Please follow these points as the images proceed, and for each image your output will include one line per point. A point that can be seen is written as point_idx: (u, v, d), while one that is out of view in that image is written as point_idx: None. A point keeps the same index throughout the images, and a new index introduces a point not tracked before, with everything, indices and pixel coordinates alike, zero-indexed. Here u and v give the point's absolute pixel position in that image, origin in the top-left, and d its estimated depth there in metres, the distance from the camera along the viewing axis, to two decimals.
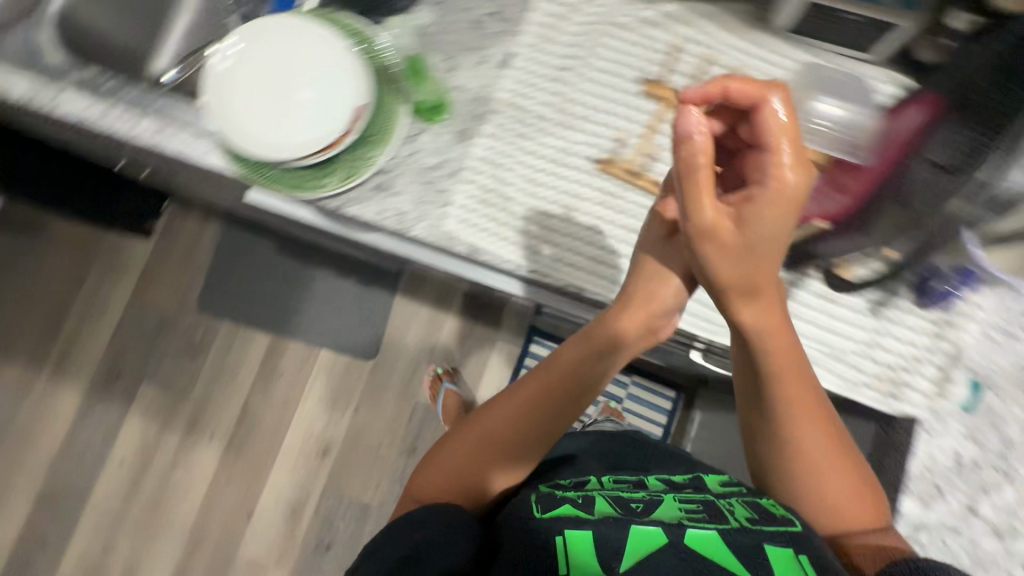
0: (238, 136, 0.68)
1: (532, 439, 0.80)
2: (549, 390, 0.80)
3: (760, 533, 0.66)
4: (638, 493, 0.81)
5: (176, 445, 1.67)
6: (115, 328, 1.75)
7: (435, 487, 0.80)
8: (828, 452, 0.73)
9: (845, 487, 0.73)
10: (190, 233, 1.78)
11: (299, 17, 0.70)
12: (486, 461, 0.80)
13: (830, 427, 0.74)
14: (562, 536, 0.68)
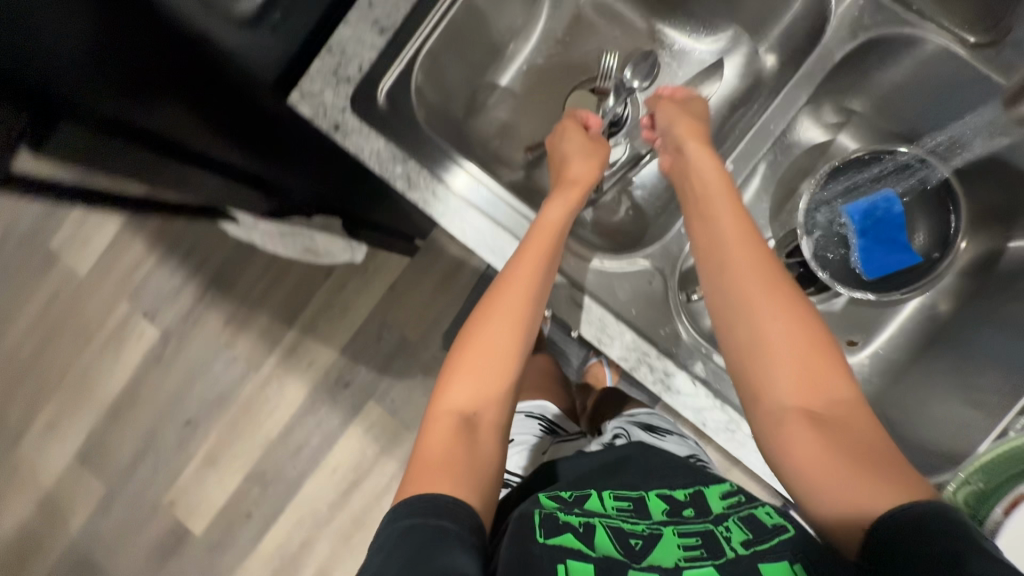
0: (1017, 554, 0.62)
1: (521, 304, 0.70)
2: (536, 235, 0.71)
3: (753, 556, 0.56)
4: (636, 525, 0.61)
5: (392, 474, 1.63)
6: (352, 334, 1.66)
7: (441, 428, 0.65)
8: (804, 335, 0.62)
9: (814, 379, 0.61)
10: (450, 261, 1.62)
11: None
12: (479, 338, 0.70)
13: (786, 294, 0.65)
14: (565, 566, 0.54)
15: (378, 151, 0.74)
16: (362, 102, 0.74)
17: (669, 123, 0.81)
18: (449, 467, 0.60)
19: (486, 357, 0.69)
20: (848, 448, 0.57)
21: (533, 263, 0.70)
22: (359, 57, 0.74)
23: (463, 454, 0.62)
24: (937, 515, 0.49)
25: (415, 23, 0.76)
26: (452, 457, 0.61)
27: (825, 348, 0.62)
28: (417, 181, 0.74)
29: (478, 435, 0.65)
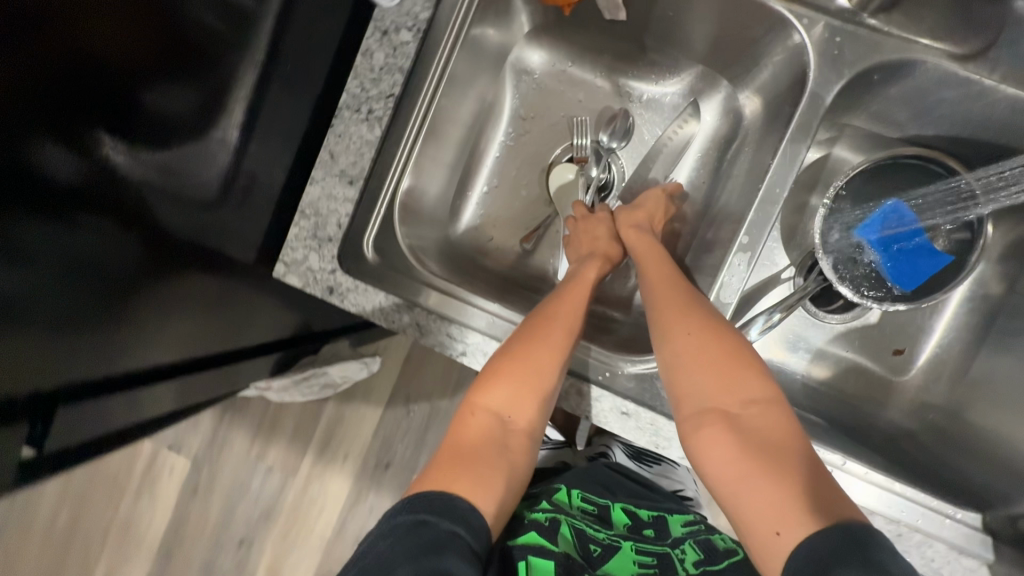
0: None
1: (548, 359, 0.54)
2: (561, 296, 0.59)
3: (701, 572, 0.54)
4: (597, 533, 0.60)
5: None
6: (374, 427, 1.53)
7: (473, 432, 0.54)
8: (717, 344, 0.51)
9: (756, 430, 0.48)
10: None
11: None
12: (515, 370, 0.54)
13: (764, 388, 0.50)
14: (526, 561, 0.51)
15: (380, 306, 0.59)
16: (355, 263, 0.60)
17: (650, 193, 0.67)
18: (468, 472, 0.50)
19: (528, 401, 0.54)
20: (784, 482, 0.44)
21: (568, 311, 0.57)
22: (337, 213, 0.59)
23: (489, 454, 0.52)
24: (842, 535, 0.39)
25: (385, 164, 0.59)
26: (478, 471, 0.51)
27: (749, 362, 0.51)
28: (430, 327, 0.59)
29: (510, 440, 0.54)
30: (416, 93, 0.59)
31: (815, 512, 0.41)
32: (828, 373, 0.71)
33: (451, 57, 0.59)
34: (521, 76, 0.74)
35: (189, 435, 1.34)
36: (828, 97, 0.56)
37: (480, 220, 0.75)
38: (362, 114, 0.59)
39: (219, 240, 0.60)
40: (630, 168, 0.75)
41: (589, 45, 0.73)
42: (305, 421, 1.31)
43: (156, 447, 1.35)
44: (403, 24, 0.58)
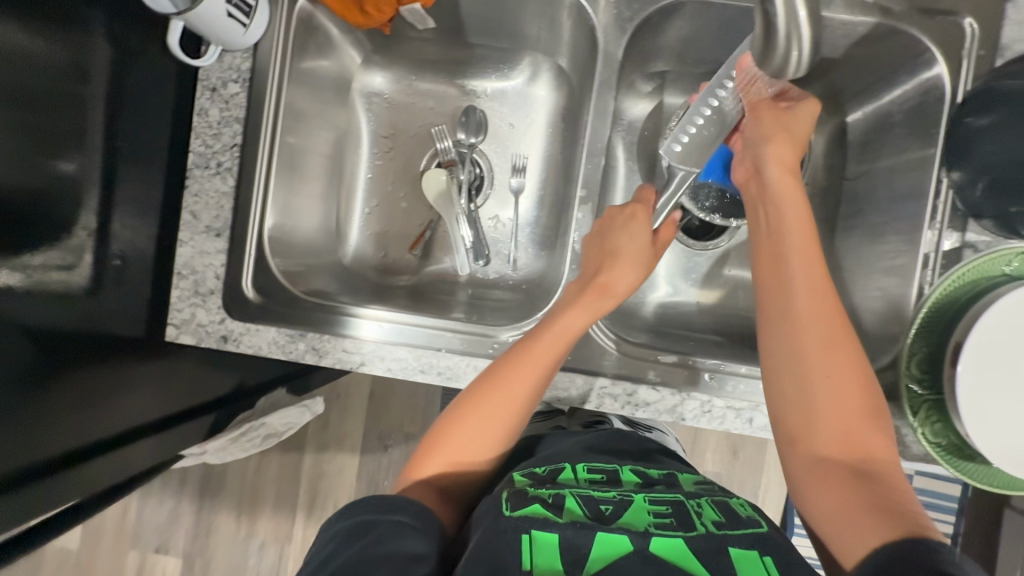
0: (982, 415, 0.49)
1: (526, 390, 0.56)
2: (544, 339, 0.57)
3: (723, 536, 0.47)
4: (607, 492, 0.53)
5: None
6: None
7: (447, 455, 0.57)
8: (829, 330, 0.53)
9: (852, 433, 0.51)
10: None
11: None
12: (504, 402, 0.56)
13: (879, 423, 0.51)
14: (529, 536, 0.46)
15: (275, 340, 0.62)
16: (240, 309, 0.63)
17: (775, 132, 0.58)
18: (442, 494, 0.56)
19: (504, 425, 0.57)
20: (866, 491, 0.48)
21: (555, 336, 0.57)
22: (211, 266, 0.63)
23: (466, 455, 0.56)
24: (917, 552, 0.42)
25: (245, 209, 0.64)
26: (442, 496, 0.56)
27: (855, 365, 0.53)
28: (325, 348, 0.62)
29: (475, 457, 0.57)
30: (255, 139, 0.64)
31: (892, 526, 0.45)
32: (719, 291, 0.77)
33: (280, 100, 0.65)
34: (371, 98, 0.79)
35: (173, 532, 1.29)
36: (619, 51, 0.62)
37: (370, 239, 0.79)
38: (212, 169, 0.64)
39: (107, 322, 0.59)
40: (495, 157, 0.79)
41: (424, 56, 0.78)
42: (285, 485, 1.27)
43: (144, 553, 1.30)
44: (228, 79, 0.64)
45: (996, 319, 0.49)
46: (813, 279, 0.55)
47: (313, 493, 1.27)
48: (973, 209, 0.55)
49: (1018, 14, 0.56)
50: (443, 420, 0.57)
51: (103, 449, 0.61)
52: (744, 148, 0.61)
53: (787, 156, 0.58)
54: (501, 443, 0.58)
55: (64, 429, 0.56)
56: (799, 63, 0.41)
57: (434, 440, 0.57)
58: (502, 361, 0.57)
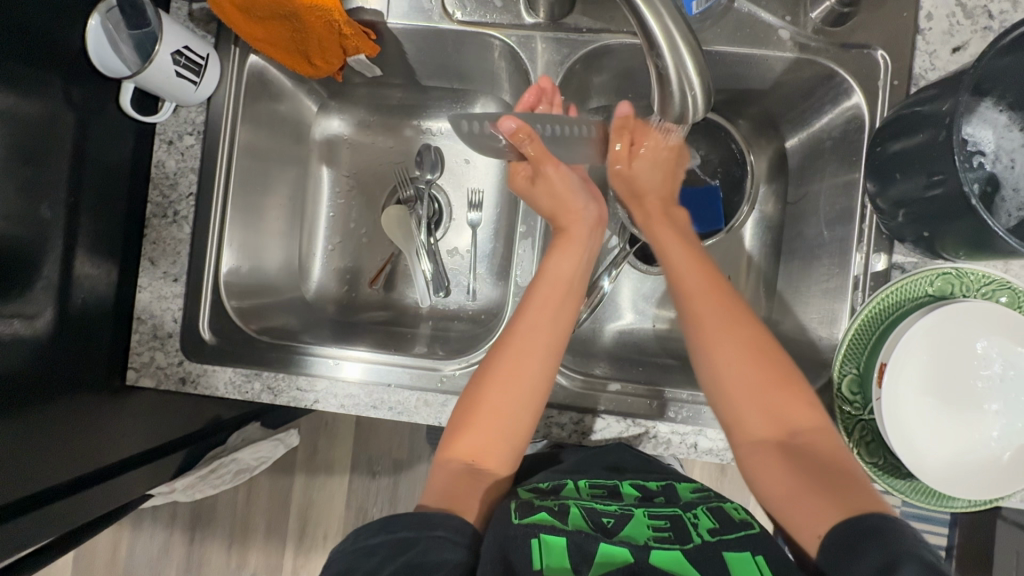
0: (898, 422, 0.52)
1: (533, 362, 0.57)
2: (547, 284, 0.60)
3: (717, 544, 0.47)
4: (608, 505, 0.53)
5: None
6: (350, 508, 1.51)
7: (473, 444, 0.55)
8: (726, 324, 0.56)
9: (774, 406, 0.52)
10: None
11: (964, 300, 0.52)
12: (526, 348, 0.57)
13: (799, 397, 0.53)
14: (538, 540, 0.46)
15: (230, 380, 0.66)
16: (197, 351, 0.66)
17: (641, 175, 0.66)
18: (466, 488, 0.54)
19: (530, 393, 0.56)
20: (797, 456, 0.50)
21: (547, 297, 0.60)
22: (169, 310, 0.67)
23: (493, 432, 0.56)
24: (885, 528, 0.43)
25: (199, 254, 0.67)
26: (469, 493, 0.54)
27: (771, 355, 0.55)
28: (279, 386, 0.65)
29: (490, 453, 0.56)
30: (210, 188, 0.68)
31: (839, 502, 0.47)
32: None
33: (234, 151, 0.69)
34: (331, 140, 0.82)
35: (165, 567, 1.28)
36: None
37: (333, 274, 0.81)
38: (170, 217, 0.68)
39: (69, 368, 0.60)
40: (450, 191, 0.82)
41: (380, 99, 0.81)
42: (276, 514, 1.25)
43: None
44: (185, 131, 0.68)
45: (916, 335, 0.52)
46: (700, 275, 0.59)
47: (304, 522, 1.24)
48: (895, 233, 0.57)
49: (926, 45, 0.59)
50: (462, 418, 0.56)
51: (58, 495, 0.59)
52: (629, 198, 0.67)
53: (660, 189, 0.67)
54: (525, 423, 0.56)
55: (11, 480, 0.55)
56: (696, 108, 0.44)
57: (461, 423, 0.56)
58: (512, 330, 0.59)
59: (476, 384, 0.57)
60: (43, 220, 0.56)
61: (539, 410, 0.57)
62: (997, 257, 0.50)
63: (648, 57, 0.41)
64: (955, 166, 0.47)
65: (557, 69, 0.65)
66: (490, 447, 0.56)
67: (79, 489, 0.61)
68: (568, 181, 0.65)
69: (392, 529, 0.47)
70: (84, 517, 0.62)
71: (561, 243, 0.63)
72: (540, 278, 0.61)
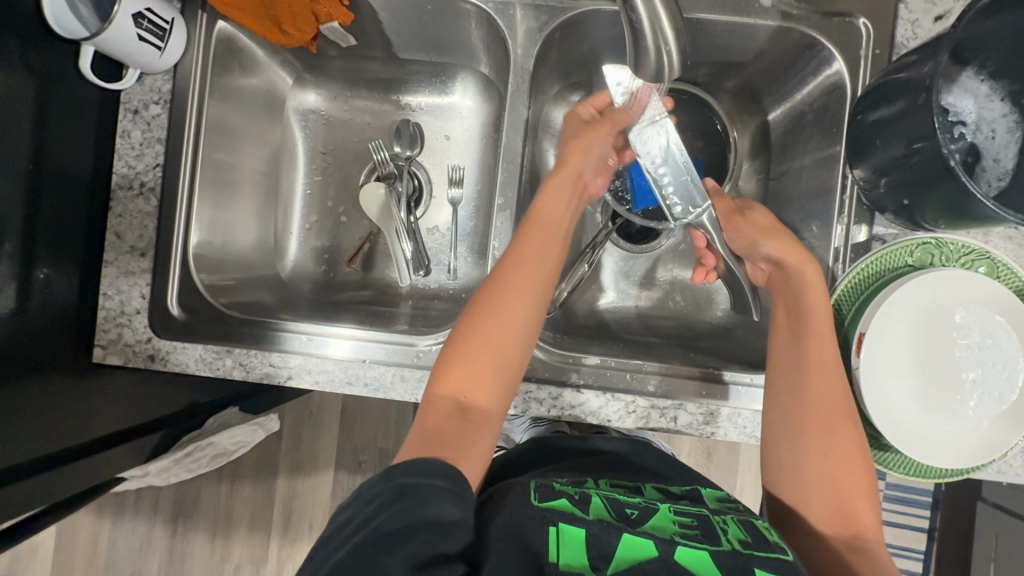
0: (875, 389, 0.52)
1: (525, 291, 0.57)
2: (533, 224, 0.60)
3: (750, 556, 0.46)
4: (632, 498, 0.52)
5: None
6: None
7: (460, 378, 0.54)
8: (830, 412, 0.52)
9: (850, 503, 0.51)
10: None
11: (944, 268, 0.52)
12: (517, 278, 0.57)
13: (871, 496, 0.51)
14: (556, 529, 0.46)
15: (201, 358, 0.64)
16: (166, 328, 0.65)
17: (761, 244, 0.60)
18: (459, 426, 0.52)
19: (523, 325, 0.56)
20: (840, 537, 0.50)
21: (530, 248, 0.58)
22: (137, 287, 0.65)
23: (488, 362, 0.55)
24: None
25: (167, 228, 0.66)
26: (458, 433, 0.52)
27: (860, 449, 0.52)
28: (252, 363, 0.63)
29: (478, 386, 0.54)
30: (177, 160, 0.66)
31: None
32: (660, 289, 0.77)
33: (200, 123, 0.66)
34: (307, 115, 0.80)
35: (146, 559, 1.26)
36: (530, 63, 0.64)
37: (311, 254, 0.79)
38: (135, 189, 0.66)
39: (34, 345, 0.58)
40: (431, 168, 0.80)
41: (357, 73, 0.79)
42: (260, 503, 1.23)
43: None
44: (150, 100, 0.65)
45: (895, 304, 0.52)
46: (822, 363, 0.53)
47: (288, 512, 1.23)
48: (876, 203, 0.57)
49: (908, 14, 0.58)
50: (456, 346, 0.55)
51: (13, 477, 0.56)
52: (748, 253, 0.62)
53: (791, 250, 0.58)
54: (515, 358, 0.56)
55: None
56: (672, 66, 0.43)
57: (449, 357, 0.55)
58: (506, 259, 0.58)
59: (471, 307, 0.57)
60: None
61: (529, 336, 0.57)
62: (976, 225, 0.50)
63: (622, 12, 0.40)
64: (935, 131, 0.46)
65: (536, 37, 0.64)
66: (478, 383, 0.54)
67: (36, 473, 0.58)
68: (586, 145, 0.63)
69: (393, 477, 0.46)
70: (40, 502, 0.58)
71: (556, 198, 0.62)
72: (529, 230, 0.60)
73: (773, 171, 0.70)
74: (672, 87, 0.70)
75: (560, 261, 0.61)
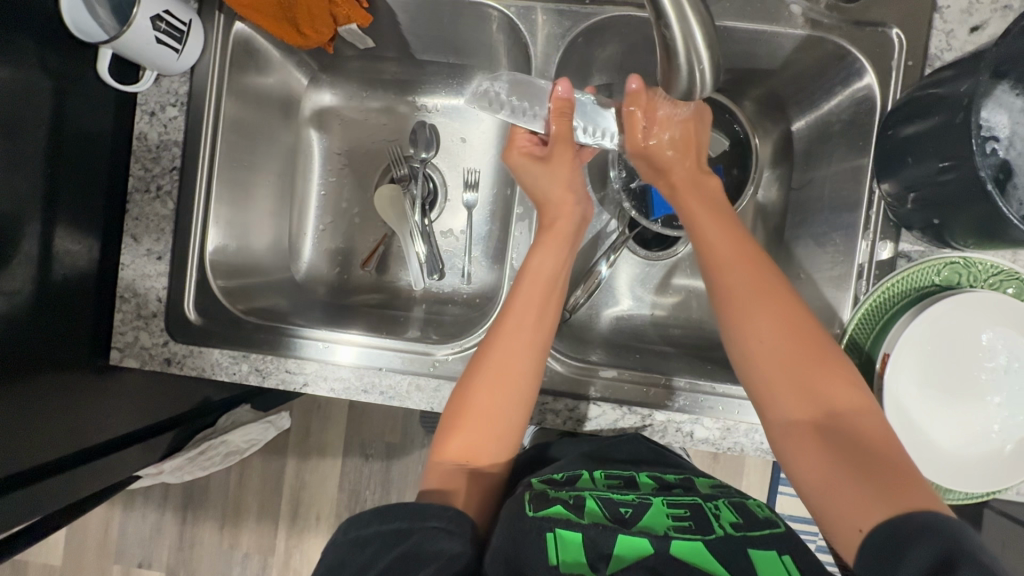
0: (898, 415, 0.51)
1: (528, 350, 0.56)
2: (530, 282, 0.58)
3: (742, 537, 0.46)
4: (625, 496, 0.51)
5: None
6: None
7: (464, 444, 0.54)
8: (764, 306, 0.52)
9: (811, 384, 0.48)
10: None
11: (972, 290, 0.51)
12: (513, 341, 0.56)
13: (835, 375, 0.49)
14: (554, 534, 0.45)
15: (218, 362, 0.64)
16: (182, 332, 0.65)
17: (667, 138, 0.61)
18: (462, 487, 0.53)
19: (526, 383, 0.55)
20: (829, 443, 0.46)
21: (523, 312, 0.57)
22: (154, 289, 0.65)
23: (488, 420, 0.55)
24: (928, 523, 0.39)
25: (184, 230, 0.65)
26: (466, 496, 0.53)
27: (811, 339, 0.50)
28: (267, 368, 0.64)
29: (481, 451, 0.55)
30: (194, 163, 0.65)
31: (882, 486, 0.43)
32: (676, 298, 0.76)
33: (218, 125, 0.66)
34: (322, 116, 0.79)
35: (157, 546, 1.28)
36: (552, 68, 0.63)
37: (324, 256, 0.79)
38: (152, 192, 0.65)
39: (51, 348, 0.59)
40: (447, 172, 0.79)
41: (374, 73, 0.78)
42: (269, 495, 1.25)
43: (129, 569, 1.28)
44: (167, 102, 0.65)
45: (921, 328, 0.51)
46: (745, 272, 0.53)
47: (296, 503, 1.24)
48: (903, 220, 0.56)
49: (943, 24, 0.56)
50: (454, 415, 0.55)
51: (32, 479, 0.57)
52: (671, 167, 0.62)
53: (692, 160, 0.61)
54: (520, 406, 0.55)
55: None
56: (704, 84, 0.42)
57: (449, 425, 0.55)
58: (498, 324, 0.57)
59: (468, 372, 0.57)
60: (16, 190, 0.53)
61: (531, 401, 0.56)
62: (1008, 246, 0.49)
63: (655, 28, 0.39)
64: (971, 152, 0.45)
65: (559, 42, 0.62)
66: (483, 442, 0.55)
67: (40, 479, 0.57)
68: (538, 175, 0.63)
69: (387, 518, 0.46)
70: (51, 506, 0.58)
71: (544, 245, 0.60)
72: (521, 293, 0.58)
73: (796, 180, 0.69)
74: None
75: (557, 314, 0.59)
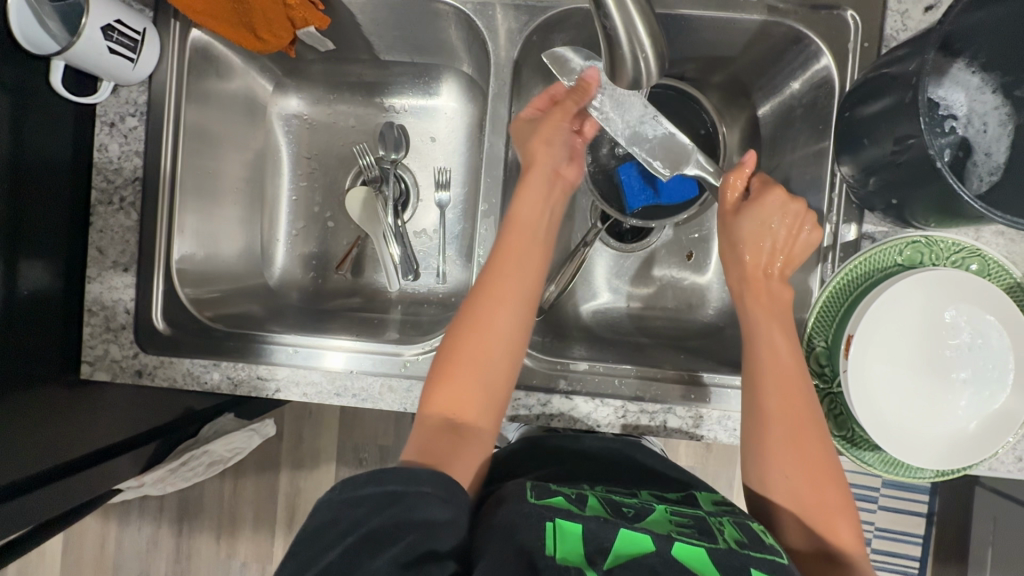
0: (865, 391, 0.51)
1: (522, 302, 0.57)
2: (514, 228, 0.59)
3: (746, 555, 0.45)
4: (629, 499, 0.52)
5: None
6: None
7: (450, 397, 0.54)
8: (793, 434, 0.52)
9: (825, 522, 0.50)
10: None
11: (935, 269, 0.51)
12: (503, 290, 0.57)
13: (844, 514, 0.50)
14: (553, 524, 0.45)
15: (189, 371, 0.64)
16: (152, 343, 0.64)
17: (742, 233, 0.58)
18: (449, 445, 0.52)
19: (515, 331, 0.56)
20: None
21: (510, 262, 0.58)
22: (122, 301, 0.65)
23: (478, 368, 0.55)
24: None
25: (149, 239, 0.65)
26: (450, 451, 0.52)
27: (831, 474, 0.51)
28: (240, 376, 0.63)
29: (467, 404, 0.54)
30: (155, 171, 0.65)
31: None
32: (650, 288, 0.76)
33: (179, 133, 0.66)
34: (290, 121, 0.79)
35: (153, 559, 1.27)
36: (512, 64, 0.62)
37: (299, 261, 0.79)
38: (115, 204, 0.65)
39: (21, 364, 0.58)
40: (418, 172, 0.79)
41: (340, 76, 0.78)
42: (262, 503, 1.24)
43: None
44: (127, 112, 0.64)
45: (882, 306, 0.51)
46: (786, 396, 0.53)
47: (290, 511, 1.24)
48: (865, 202, 0.56)
49: (897, 5, 0.57)
50: (444, 364, 0.55)
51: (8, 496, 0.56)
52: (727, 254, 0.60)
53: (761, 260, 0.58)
54: (513, 354, 0.56)
55: None
56: (650, 73, 0.42)
57: (438, 372, 0.55)
58: (487, 275, 0.58)
59: (456, 322, 0.57)
60: None
61: (516, 351, 0.56)
62: (966, 223, 0.49)
63: (597, 18, 0.38)
64: (922, 130, 0.45)
65: (518, 37, 0.62)
66: (471, 391, 0.54)
67: (29, 492, 0.57)
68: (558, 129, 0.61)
69: (382, 481, 0.45)
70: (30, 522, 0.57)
71: (528, 197, 0.61)
72: (500, 258, 0.58)
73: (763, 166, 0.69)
74: (658, 85, 0.68)
75: (542, 272, 0.60)
